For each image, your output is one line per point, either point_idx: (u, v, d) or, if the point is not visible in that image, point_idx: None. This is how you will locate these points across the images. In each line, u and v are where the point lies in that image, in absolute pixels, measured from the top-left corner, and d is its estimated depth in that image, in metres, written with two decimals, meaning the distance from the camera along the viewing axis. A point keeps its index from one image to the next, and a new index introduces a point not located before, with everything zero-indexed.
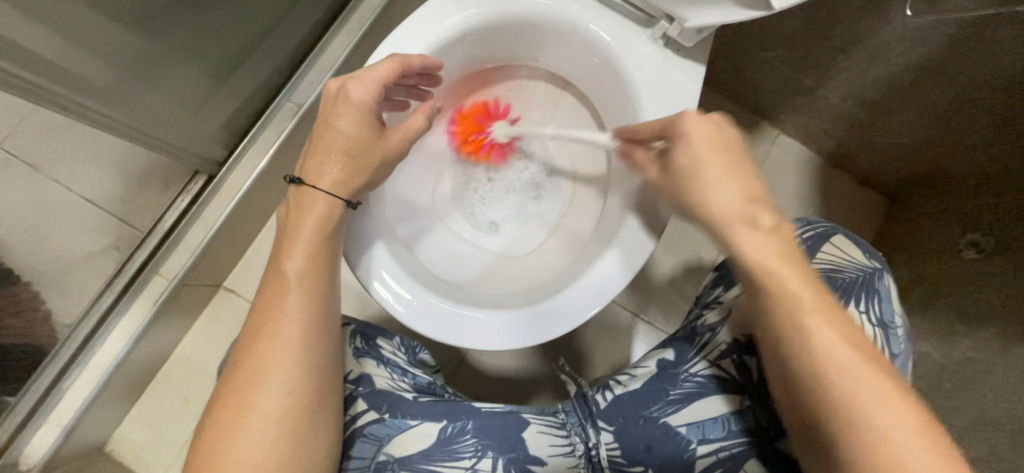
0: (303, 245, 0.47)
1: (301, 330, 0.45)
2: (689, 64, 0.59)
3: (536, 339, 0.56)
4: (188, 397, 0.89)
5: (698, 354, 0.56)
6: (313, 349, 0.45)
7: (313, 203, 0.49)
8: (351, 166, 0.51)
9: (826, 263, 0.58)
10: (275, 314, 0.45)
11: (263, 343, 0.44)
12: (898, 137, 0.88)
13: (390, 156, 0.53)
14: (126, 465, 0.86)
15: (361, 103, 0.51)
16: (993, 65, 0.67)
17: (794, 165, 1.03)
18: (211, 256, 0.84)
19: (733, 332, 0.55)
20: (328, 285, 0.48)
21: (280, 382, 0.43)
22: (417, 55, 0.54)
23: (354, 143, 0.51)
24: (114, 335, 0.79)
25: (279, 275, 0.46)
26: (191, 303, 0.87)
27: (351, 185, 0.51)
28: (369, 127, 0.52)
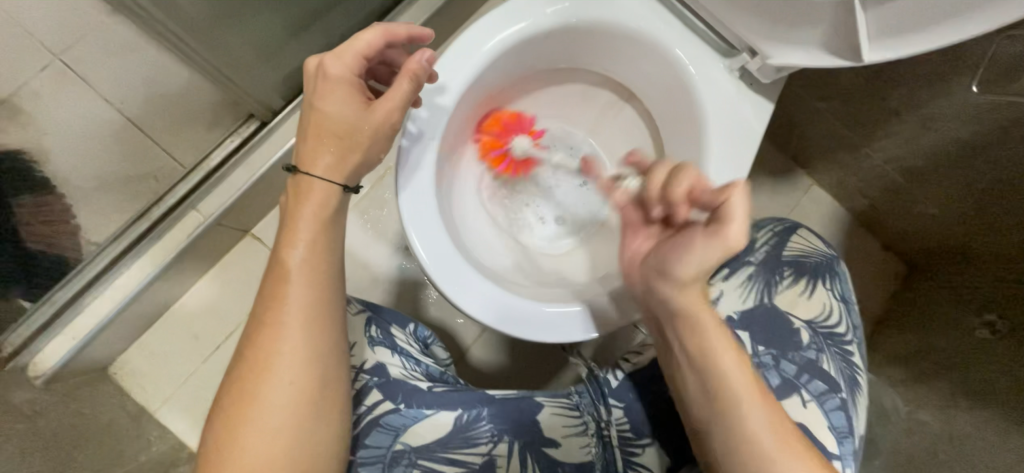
0: (302, 232, 0.49)
1: (303, 317, 0.47)
2: (759, 99, 0.58)
3: (569, 334, 0.57)
4: (197, 336, 0.89)
5: None
6: (312, 338, 0.46)
7: (313, 190, 0.50)
8: (342, 146, 0.51)
9: (794, 251, 0.63)
10: (279, 303, 0.47)
11: (272, 331, 0.46)
12: (930, 208, 0.89)
13: (348, 119, 0.50)
14: (128, 391, 0.86)
15: (343, 78, 0.51)
16: (999, 171, 0.74)
17: (819, 217, 1.05)
18: (248, 203, 0.84)
19: (728, 310, 0.61)
20: (328, 272, 0.49)
21: (287, 365, 0.45)
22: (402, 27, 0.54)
23: (340, 122, 0.51)
24: (145, 259, 0.79)
25: (280, 263, 0.48)
26: (216, 245, 0.86)
27: (344, 167, 0.51)
28: (355, 99, 0.51)
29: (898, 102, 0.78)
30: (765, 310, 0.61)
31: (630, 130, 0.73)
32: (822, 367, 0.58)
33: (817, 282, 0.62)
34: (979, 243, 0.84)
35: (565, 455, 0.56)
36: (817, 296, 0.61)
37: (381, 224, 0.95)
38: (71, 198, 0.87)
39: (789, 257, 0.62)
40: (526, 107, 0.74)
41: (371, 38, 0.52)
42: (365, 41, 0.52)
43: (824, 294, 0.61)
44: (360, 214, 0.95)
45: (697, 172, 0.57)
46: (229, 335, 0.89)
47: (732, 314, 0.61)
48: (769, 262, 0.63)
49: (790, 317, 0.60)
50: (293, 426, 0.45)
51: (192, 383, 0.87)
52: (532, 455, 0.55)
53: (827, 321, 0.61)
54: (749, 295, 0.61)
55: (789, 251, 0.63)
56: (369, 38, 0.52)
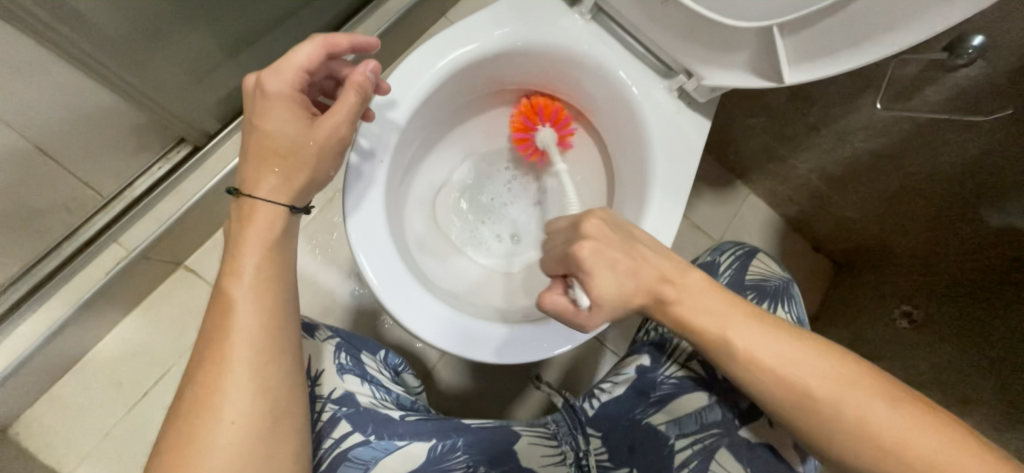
0: (250, 263, 0.45)
1: (254, 355, 0.43)
2: (698, 116, 0.61)
3: (529, 356, 0.55)
4: (121, 382, 0.79)
5: (672, 356, 0.61)
6: (267, 376, 0.43)
7: (259, 214, 0.47)
8: (286, 166, 0.48)
9: (755, 275, 0.66)
10: (226, 341, 0.42)
11: (217, 369, 0.42)
12: (852, 212, 0.98)
13: (292, 137, 0.48)
14: (35, 453, 0.75)
15: (282, 95, 0.48)
16: (904, 177, 0.83)
17: (756, 224, 1.13)
18: (180, 232, 0.77)
19: None
20: (283, 305, 0.45)
21: (233, 410, 0.41)
22: (343, 36, 0.51)
23: (283, 140, 0.48)
24: (57, 300, 0.71)
25: (225, 296, 0.44)
26: (143, 280, 0.78)
27: (290, 188, 0.48)
28: (297, 117, 0.48)
29: (815, 117, 0.86)
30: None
31: (579, 147, 0.74)
32: None
33: (777, 304, 0.64)
34: (896, 244, 0.94)
35: None
36: (778, 320, 0.64)
37: (331, 248, 0.91)
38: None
39: (751, 281, 0.66)
40: (479, 127, 0.74)
41: (308, 49, 0.49)
42: (304, 52, 0.49)
43: (785, 316, 0.64)
44: (308, 239, 0.90)
45: (645, 187, 0.60)
46: (160, 379, 0.80)
47: None
48: (732, 285, 0.66)
49: None
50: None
51: (113, 438, 0.77)
52: None
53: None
54: None
55: (750, 276, 0.66)
56: (307, 51, 0.49)
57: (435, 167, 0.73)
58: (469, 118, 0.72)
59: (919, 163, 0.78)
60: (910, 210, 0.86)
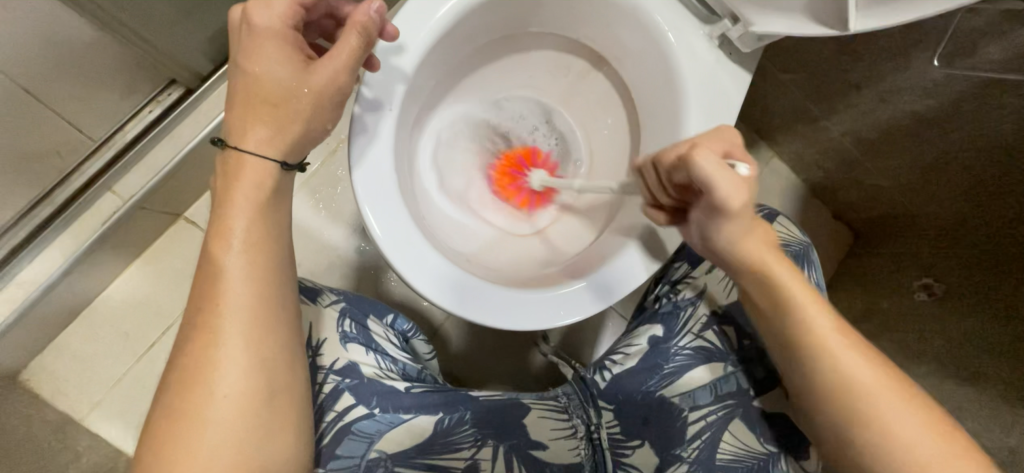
0: (241, 229, 0.42)
1: (249, 324, 0.40)
2: (738, 69, 0.55)
3: (538, 321, 0.53)
4: (128, 333, 0.79)
5: (685, 327, 0.59)
6: (263, 347, 0.41)
7: (247, 171, 0.43)
8: (278, 116, 0.43)
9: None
10: (218, 310, 0.40)
11: (207, 341, 0.39)
12: (882, 180, 0.93)
13: (286, 83, 0.43)
14: (47, 398, 0.75)
15: (275, 33, 0.43)
16: (946, 144, 0.77)
17: (777, 190, 1.09)
18: (177, 182, 0.74)
19: (712, 305, 0.60)
20: (276, 275, 0.43)
21: (229, 382, 0.39)
22: None
23: (275, 86, 0.43)
24: (55, 247, 0.68)
25: (213, 266, 0.41)
26: (143, 231, 0.75)
27: (282, 142, 0.44)
28: (291, 60, 0.43)
29: (859, 75, 0.79)
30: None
31: (602, 99, 0.68)
32: None
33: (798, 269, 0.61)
34: (922, 213, 0.89)
35: (552, 456, 0.55)
36: None
37: (335, 203, 0.87)
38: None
39: None
40: (493, 76, 0.68)
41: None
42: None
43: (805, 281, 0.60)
44: (310, 195, 0.87)
45: (675, 145, 0.55)
46: (166, 332, 0.80)
47: (717, 308, 0.60)
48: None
49: None
50: (236, 443, 0.39)
51: (123, 386, 0.78)
52: (518, 458, 0.54)
53: None
54: (732, 287, 0.60)
55: None
56: None
57: (448, 117, 0.67)
58: (484, 64, 0.66)
59: (966, 129, 0.72)
60: (947, 176, 0.81)
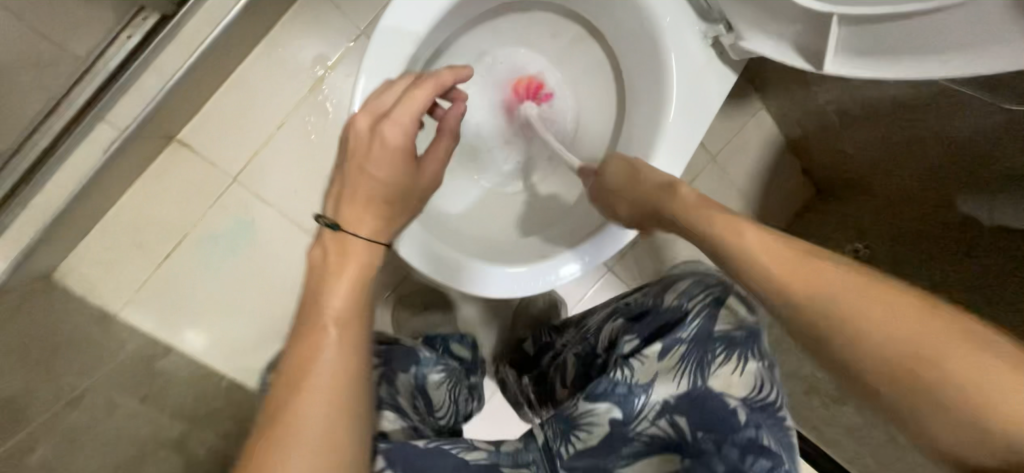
0: (343, 281, 0.43)
1: (337, 377, 0.39)
2: (725, 71, 0.57)
3: (508, 294, 0.62)
4: (143, 244, 0.87)
5: (642, 411, 0.47)
6: (349, 404, 0.39)
7: (352, 246, 0.44)
8: (391, 211, 0.48)
9: (725, 323, 0.47)
10: (309, 359, 0.39)
11: (299, 393, 0.38)
12: (853, 148, 0.97)
13: (400, 185, 0.49)
14: (82, 296, 0.86)
15: (400, 145, 0.49)
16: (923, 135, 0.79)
17: (756, 143, 1.15)
18: (169, 109, 0.74)
19: (664, 392, 0.47)
20: (364, 333, 0.42)
21: (312, 440, 0.37)
22: (450, 73, 0.52)
23: (393, 190, 0.48)
24: (62, 176, 0.71)
25: (316, 299, 0.42)
26: (141, 155, 0.78)
27: (389, 231, 0.48)
28: (405, 166, 0.49)
29: None
30: (696, 400, 0.46)
31: (594, 66, 0.70)
32: (764, 448, 0.43)
33: (747, 355, 0.45)
34: (879, 184, 0.95)
35: None
36: (749, 375, 0.45)
37: (326, 132, 0.89)
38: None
39: (721, 330, 0.46)
40: (491, 32, 0.69)
41: (422, 92, 0.50)
42: (420, 97, 0.50)
43: (757, 366, 0.45)
44: (303, 120, 0.88)
45: (651, 147, 0.58)
46: (179, 243, 0.88)
47: (667, 396, 0.47)
48: (695, 337, 0.47)
49: (723, 398, 0.45)
50: None
51: (149, 288, 0.89)
52: None
53: (762, 397, 0.45)
54: (680, 377, 0.46)
55: (721, 322, 0.47)
56: (419, 96, 0.50)
57: (443, 72, 0.69)
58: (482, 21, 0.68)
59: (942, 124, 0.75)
60: (908, 160, 0.85)
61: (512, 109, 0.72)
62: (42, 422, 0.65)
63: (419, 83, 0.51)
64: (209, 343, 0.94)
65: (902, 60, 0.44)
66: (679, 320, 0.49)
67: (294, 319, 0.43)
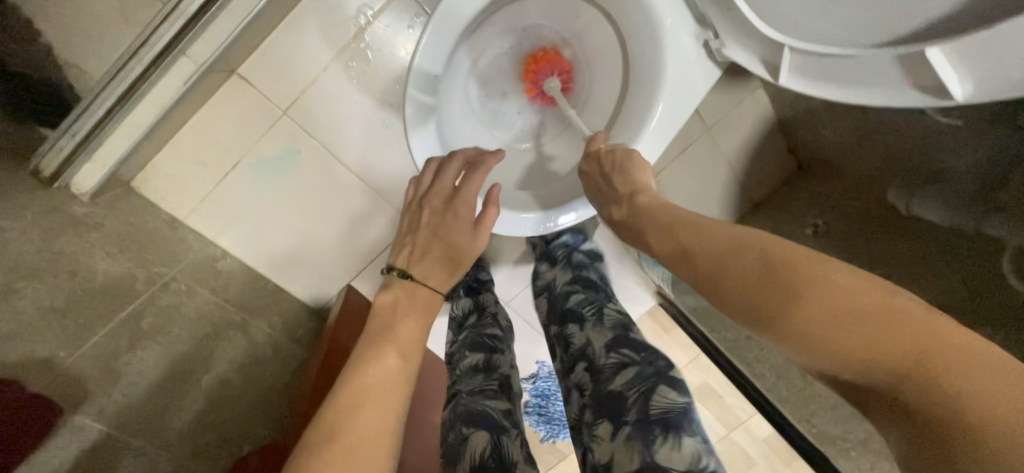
0: (417, 314, 0.65)
1: (397, 375, 0.57)
2: (711, 64, 0.73)
3: (513, 232, 0.81)
4: (206, 163, 1.01)
5: (600, 430, 0.72)
6: (400, 392, 0.56)
7: (422, 295, 0.68)
8: (450, 265, 0.71)
9: (657, 406, 0.67)
10: (375, 363, 0.57)
11: (369, 380, 0.55)
12: (831, 132, 1.08)
13: (455, 241, 0.72)
14: (155, 203, 1.01)
15: (462, 218, 0.72)
16: (893, 138, 0.91)
17: (748, 119, 1.24)
18: (236, 48, 0.86)
19: (607, 436, 0.70)
20: (417, 353, 0.61)
21: (373, 409, 0.52)
22: (493, 159, 0.76)
23: (453, 252, 0.71)
24: (150, 101, 0.84)
25: (389, 325, 0.62)
26: (209, 86, 0.91)
27: (449, 282, 0.71)
28: (462, 232, 0.72)
29: None
30: (636, 424, 0.67)
31: (606, 47, 0.83)
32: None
33: (677, 428, 0.65)
34: (849, 167, 1.08)
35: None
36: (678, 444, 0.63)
37: (365, 77, 1.01)
38: (50, 38, 0.89)
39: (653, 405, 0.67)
40: (525, 11, 0.82)
41: (478, 180, 0.73)
42: (477, 185, 0.73)
43: (682, 440, 0.64)
44: (344, 65, 0.99)
45: (640, 128, 0.75)
46: (236, 165, 1.03)
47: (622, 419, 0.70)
48: (631, 410, 0.69)
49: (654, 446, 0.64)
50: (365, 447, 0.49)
51: (209, 201, 1.04)
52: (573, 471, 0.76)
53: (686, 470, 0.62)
54: (620, 433, 0.68)
55: (653, 402, 0.68)
56: (471, 183, 0.73)
57: (482, 44, 0.83)
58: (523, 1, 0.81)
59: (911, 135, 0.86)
60: (871, 147, 0.97)
61: (534, 79, 0.89)
62: (148, 295, 0.84)
63: (476, 170, 0.74)
64: (259, 252, 1.11)
65: (834, 83, 0.61)
66: (622, 384, 0.73)
67: (367, 335, 0.61)
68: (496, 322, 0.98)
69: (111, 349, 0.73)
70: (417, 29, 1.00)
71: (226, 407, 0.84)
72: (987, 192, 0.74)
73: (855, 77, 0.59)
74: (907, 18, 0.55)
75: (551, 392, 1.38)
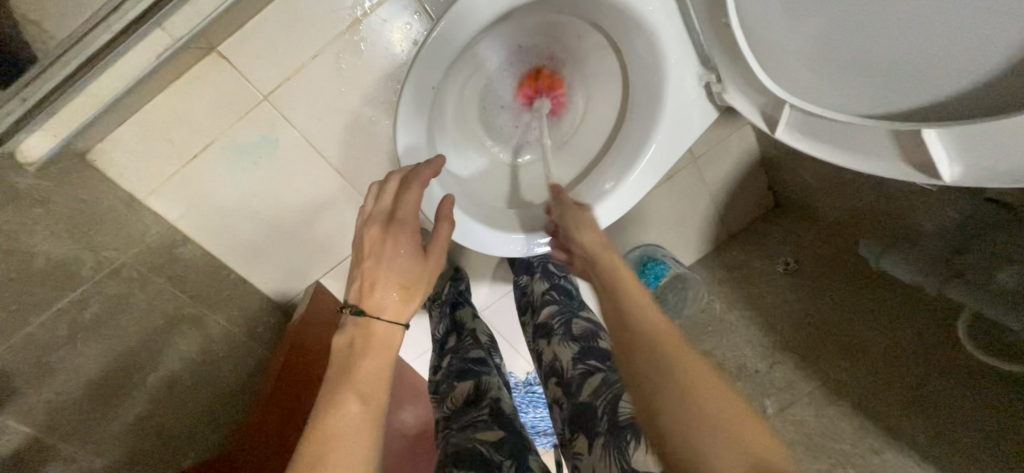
0: (376, 349, 0.64)
1: (360, 421, 0.58)
2: (706, 108, 0.77)
3: (507, 252, 0.84)
4: (173, 142, 0.94)
5: (580, 438, 0.71)
6: (370, 436, 0.57)
7: (374, 327, 0.66)
8: (406, 292, 0.69)
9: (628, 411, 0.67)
10: (336, 412, 0.58)
11: (332, 434, 0.56)
12: (807, 179, 1.12)
13: (405, 267, 0.69)
14: (112, 179, 0.93)
15: (409, 243, 0.70)
16: (860, 199, 0.96)
17: (734, 153, 1.23)
18: (219, 27, 0.80)
19: (591, 446, 0.69)
20: (382, 390, 0.62)
21: (343, 462, 0.54)
22: (428, 169, 0.72)
23: (405, 278, 0.69)
24: (116, 72, 0.77)
25: (348, 366, 0.63)
26: (183, 63, 0.84)
27: (406, 309, 0.69)
28: (411, 255, 0.70)
29: None
30: (614, 433, 0.66)
31: (606, 75, 0.84)
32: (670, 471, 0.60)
33: None
34: (821, 211, 1.13)
35: None
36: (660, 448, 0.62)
37: (355, 71, 0.97)
38: None
39: (624, 415, 0.66)
40: (529, 28, 0.79)
41: (414, 194, 0.71)
42: (412, 200, 0.71)
43: None
44: (335, 56, 0.95)
45: (633, 160, 0.79)
46: (207, 147, 0.96)
47: (600, 427, 0.68)
48: (608, 420, 0.68)
49: (636, 450, 0.62)
50: None
51: (174, 182, 0.97)
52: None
53: None
54: (602, 446, 0.66)
55: (624, 411, 0.67)
56: (411, 203, 0.71)
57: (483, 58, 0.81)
58: (528, 21, 0.78)
59: (878, 202, 0.92)
60: (842, 196, 1.01)
61: (531, 95, 0.88)
62: (94, 283, 0.77)
63: (409, 183, 0.72)
64: (223, 241, 1.04)
65: (818, 145, 0.65)
66: (591, 395, 0.73)
67: (324, 380, 0.62)
68: (478, 345, 1.02)
69: (45, 341, 0.67)
70: (414, 26, 0.96)
71: (172, 407, 0.81)
72: (951, 258, 0.77)
73: (848, 140, 0.61)
74: (901, 95, 0.56)
75: (520, 403, 1.43)
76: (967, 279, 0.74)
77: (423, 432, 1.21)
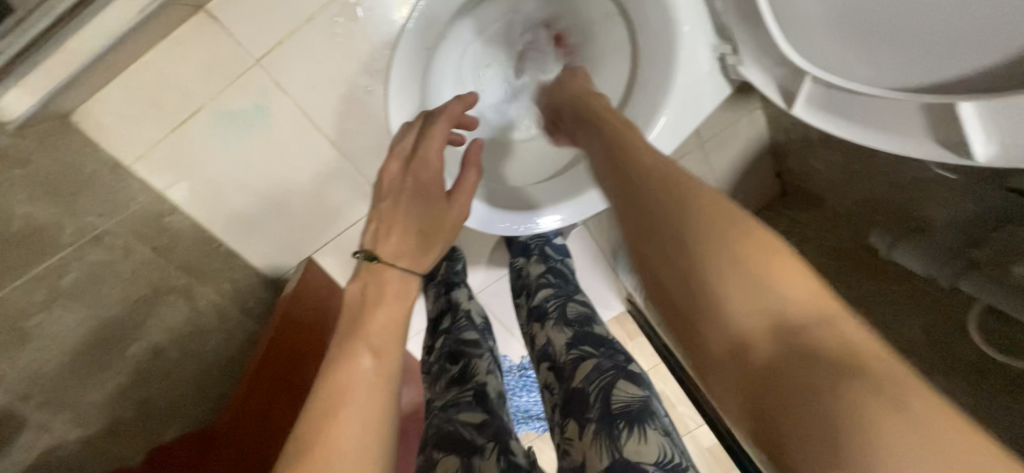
0: (389, 301, 0.61)
1: (374, 375, 0.54)
2: (721, 84, 0.73)
3: (505, 232, 0.79)
4: (159, 106, 0.90)
5: (568, 425, 0.69)
6: (382, 392, 0.54)
7: (387, 275, 0.63)
8: (422, 240, 0.67)
9: (619, 402, 0.65)
10: (346, 367, 0.54)
11: (341, 390, 0.52)
12: (818, 167, 1.08)
13: (427, 208, 0.68)
14: (96, 142, 0.90)
15: (433, 180, 0.69)
16: (870, 187, 0.93)
17: (743, 139, 1.19)
18: None
19: (578, 432, 0.67)
20: (396, 344, 0.58)
21: (355, 415, 0.51)
22: (457, 105, 0.72)
23: (423, 223, 0.67)
24: (96, 27, 0.73)
25: (360, 318, 0.59)
26: (168, 19, 0.80)
27: (421, 261, 0.66)
28: (431, 199, 0.68)
29: None
30: (602, 421, 0.64)
31: (615, 46, 0.80)
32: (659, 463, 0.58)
33: (645, 426, 0.62)
34: (829, 202, 1.10)
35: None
36: (650, 440, 0.60)
37: (352, 37, 0.92)
38: None
39: (615, 405, 0.65)
40: None
41: (441, 129, 0.70)
42: (437, 136, 0.70)
43: (654, 436, 0.61)
44: (331, 20, 0.90)
45: None
46: (196, 112, 0.92)
47: (589, 414, 0.67)
48: (598, 409, 0.66)
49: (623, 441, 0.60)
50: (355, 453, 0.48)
51: (161, 148, 0.94)
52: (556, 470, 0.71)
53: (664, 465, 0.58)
54: (589, 435, 0.65)
55: (615, 402, 0.65)
56: (438, 131, 0.70)
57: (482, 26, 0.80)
58: None
59: (890, 190, 0.89)
60: (856, 185, 0.97)
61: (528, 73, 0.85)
62: (75, 248, 0.74)
63: (434, 120, 0.71)
64: (213, 211, 1.01)
65: (837, 125, 0.62)
66: (582, 381, 0.71)
67: (335, 333, 0.58)
68: (471, 326, 0.99)
69: (20, 306, 0.64)
70: None
71: (156, 378, 0.79)
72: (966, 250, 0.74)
73: (871, 118, 0.58)
74: (925, 71, 0.52)
75: (514, 387, 1.41)
76: (985, 271, 0.70)
77: (413, 415, 1.20)
